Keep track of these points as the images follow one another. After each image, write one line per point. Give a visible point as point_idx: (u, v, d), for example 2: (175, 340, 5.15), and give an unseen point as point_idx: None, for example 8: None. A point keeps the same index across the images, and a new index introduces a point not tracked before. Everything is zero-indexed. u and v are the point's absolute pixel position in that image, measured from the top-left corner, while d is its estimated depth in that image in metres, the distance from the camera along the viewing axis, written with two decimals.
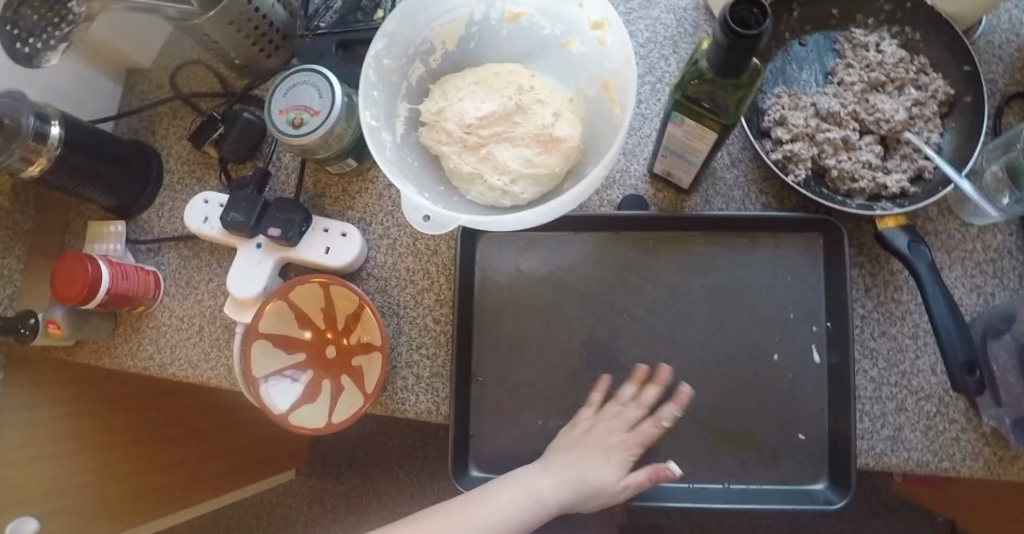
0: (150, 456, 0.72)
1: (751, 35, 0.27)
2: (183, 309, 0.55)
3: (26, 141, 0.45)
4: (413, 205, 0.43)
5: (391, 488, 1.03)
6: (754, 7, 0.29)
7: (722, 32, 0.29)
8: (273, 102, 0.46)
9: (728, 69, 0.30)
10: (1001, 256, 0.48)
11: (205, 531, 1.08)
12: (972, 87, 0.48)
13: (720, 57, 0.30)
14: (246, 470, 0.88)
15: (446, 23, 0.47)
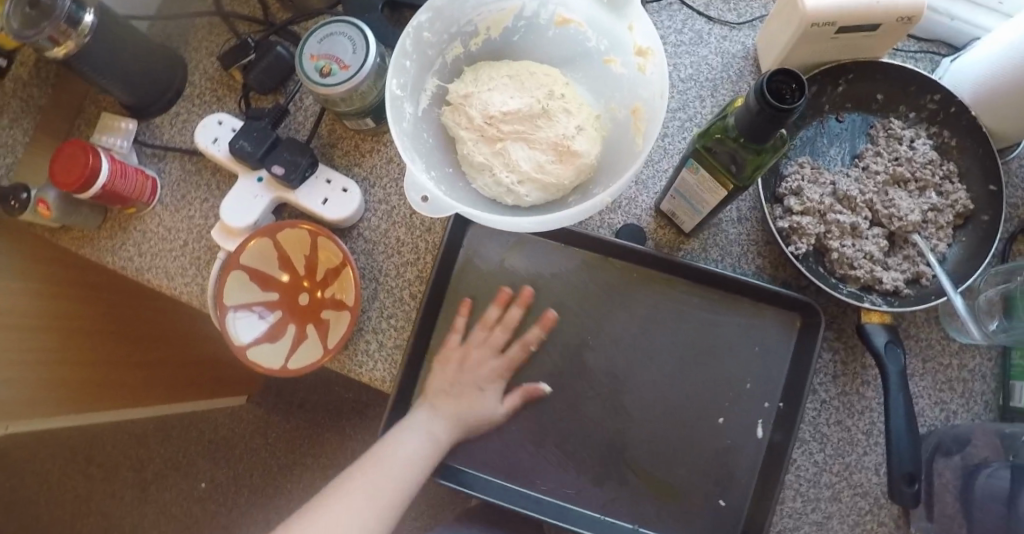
0: (112, 354, 0.73)
1: (785, 111, 0.27)
2: (172, 220, 0.55)
3: (57, 21, 0.44)
4: (415, 183, 0.42)
5: (333, 438, 1.04)
6: (791, 82, 0.29)
7: (756, 98, 0.29)
8: (307, 46, 0.46)
9: (752, 136, 0.30)
10: (973, 378, 0.48)
11: (148, 434, 1.09)
12: (992, 206, 0.47)
13: (747, 121, 0.30)
14: (200, 386, 0.90)
15: (495, 11, 0.46)
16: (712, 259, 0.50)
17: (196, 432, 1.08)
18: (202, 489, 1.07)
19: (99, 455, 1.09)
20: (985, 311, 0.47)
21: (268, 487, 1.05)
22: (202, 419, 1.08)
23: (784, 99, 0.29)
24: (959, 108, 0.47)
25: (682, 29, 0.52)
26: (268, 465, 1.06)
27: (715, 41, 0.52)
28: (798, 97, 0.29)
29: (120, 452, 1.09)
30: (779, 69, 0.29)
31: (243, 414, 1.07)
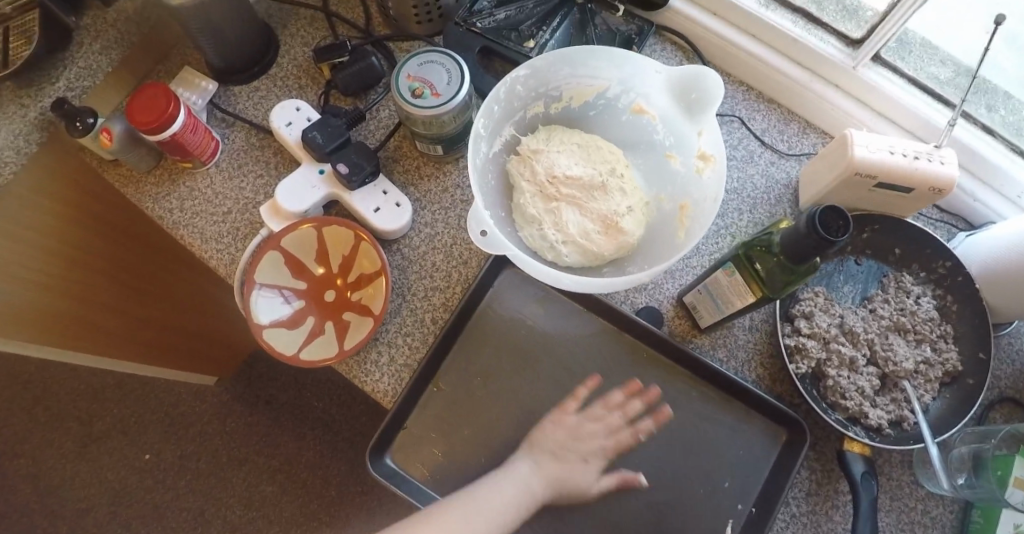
0: (104, 297, 0.72)
1: (824, 239, 0.31)
2: (222, 186, 0.57)
3: None
4: (478, 217, 0.44)
5: (291, 446, 1.02)
6: (840, 218, 0.33)
7: (805, 224, 0.32)
8: (406, 65, 0.49)
9: (792, 254, 0.34)
10: (934, 526, 0.51)
11: (102, 386, 1.05)
12: (977, 372, 0.51)
13: (792, 242, 0.34)
14: (170, 351, 0.88)
15: (582, 85, 0.51)
16: (717, 358, 0.53)
17: (153, 400, 1.05)
18: (145, 462, 1.02)
19: (46, 398, 1.05)
20: (956, 466, 0.51)
21: (212, 476, 1.01)
22: (162, 386, 1.05)
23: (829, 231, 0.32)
24: (965, 279, 0.52)
25: (737, 145, 0.58)
26: (218, 450, 1.03)
27: (763, 164, 0.57)
28: (844, 231, 0.32)
29: (70, 401, 1.05)
30: (831, 206, 0.33)
31: (208, 396, 1.05)
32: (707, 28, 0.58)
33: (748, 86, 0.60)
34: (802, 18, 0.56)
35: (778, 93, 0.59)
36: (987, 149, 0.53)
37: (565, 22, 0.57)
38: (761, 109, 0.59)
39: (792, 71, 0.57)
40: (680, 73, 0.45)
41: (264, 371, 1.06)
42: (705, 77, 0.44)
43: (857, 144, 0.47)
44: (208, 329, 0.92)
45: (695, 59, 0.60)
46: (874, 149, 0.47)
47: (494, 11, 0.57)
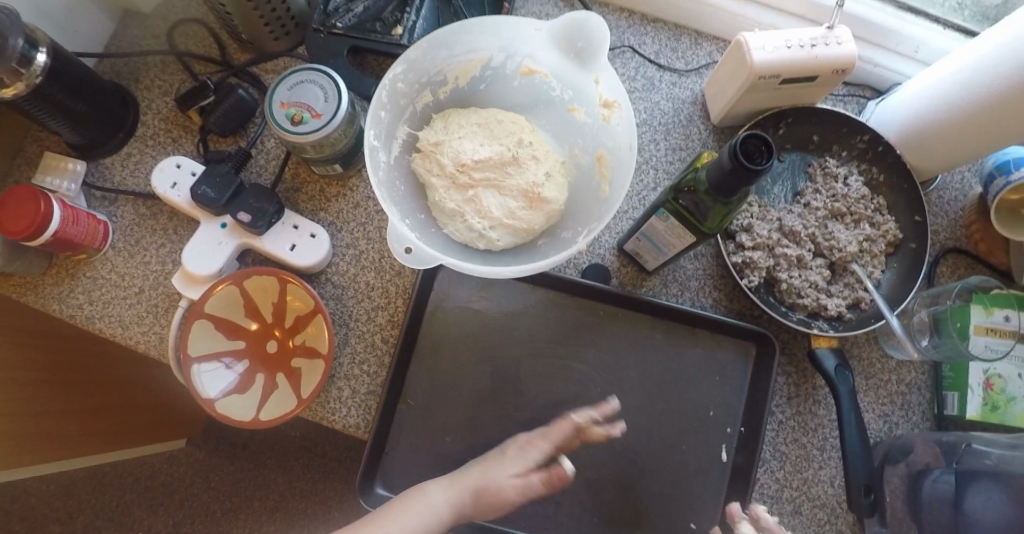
0: (49, 406, 0.67)
1: (747, 167, 0.32)
2: (126, 265, 0.53)
3: (11, 62, 0.43)
4: (397, 234, 0.42)
5: (277, 478, 1.01)
6: (760, 145, 0.34)
7: (728, 157, 0.33)
8: (277, 92, 0.46)
9: (722, 188, 0.35)
10: (910, 391, 0.53)
11: (75, 483, 1.01)
12: (917, 236, 0.53)
13: (718, 176, 0.34)
14: (133, 430, 0.85)
15: (464, 60, 0.48)
16: (672, 295, 0.53)
17: (128, 477, 1.01)
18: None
19: (19, 510, 1.00)
20: (918, 330, 0.53)
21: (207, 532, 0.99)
22: (136, 463, 1.02)
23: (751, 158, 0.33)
24: (886, 148, 0.53)
25: (634, 76, 0.55)
26: (208, 508, 1.00)
27: (665, 88, 0.55)
28: (766, 158, 0.33)
29: (44, 503, 1.00)
30: (747, 133, 0.34)
31: (181, 457, 1.01)
32: None
33: (628, 11, 0.57)
34: None
35: (660, 10, 0.56)
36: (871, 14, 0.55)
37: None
38: (649, 31, 0.56)
39: None
40: (562, 25, 0.43)
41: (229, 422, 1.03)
42: (589, 21, 0.41)
43: (753, 47, 0.46)
44: (156, 397, 0.89)
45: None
46: (772, 48, 0.47)
47: (350, 5, 0.53)
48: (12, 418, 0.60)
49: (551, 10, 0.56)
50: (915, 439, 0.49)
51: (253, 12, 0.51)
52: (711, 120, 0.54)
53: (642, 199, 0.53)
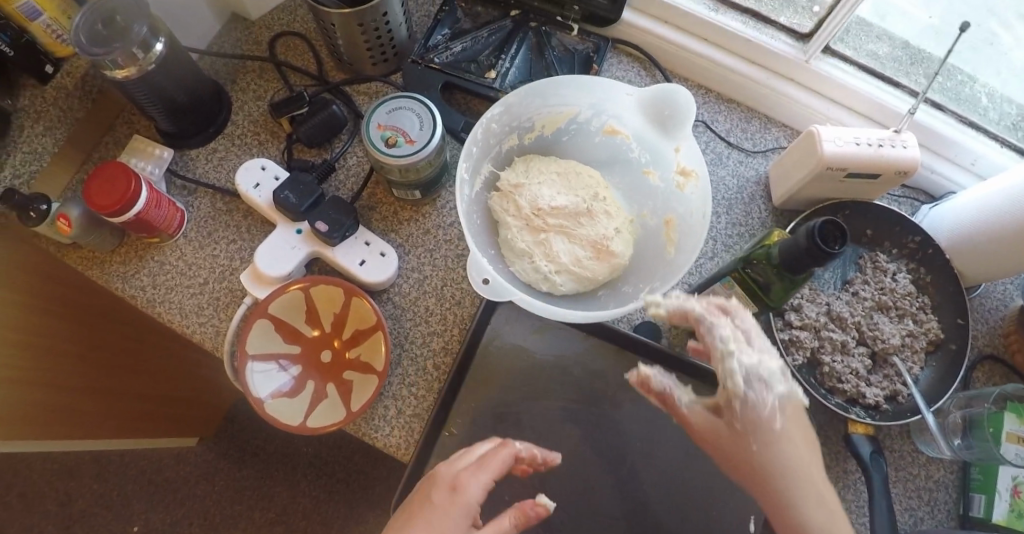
0: (70, 381, 0.67)
1: (821, 249, 0.34)
2: (195, 255, 0.55)
3: (131, 46, 0.47)
4: (479, 266, 0.43)
5: (282, 491, 1.00)
6: (838, 230, 0.36)
7: (805, 237, 0.35)
8: (375, 114, 0.49)
9: (793, 264, 0.37)
10: (938, 487, 0.53)
11: (77, 464, 1.00)
12: (958, 338, 0.54)
13: (792, 252, 0.37)
14: (145, 421, 0.84)
15: (554, 112, 0.50)
16: None
17: (135, 468, 1.01)
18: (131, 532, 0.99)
19: (18, 483, 0.99)
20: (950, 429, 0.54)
21: None
22: (142, 454, 1.01)
23: (827, 241, 0.35)
24: (935, 251, 0.56)
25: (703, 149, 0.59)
26: (207, 512, 1.00)
27: (732, 165, 0.59)
28: (842, 246, 0.35)
29: (44, 483, 1.00)
30: (827, 218, 0.36)
31: (188, 456, 1.01)
32: (663, 37, 0.58)
33: (704, 88, 0.61)
34: (751, 18, 0.58)
35: (734, 92, 0.60)
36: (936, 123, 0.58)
37: (523, 48, 0.57)
38: (723, 109, 0.60)
39: (749, 70, 0.58)
40: (652, 93, 0.46)
41: (245, 425, 1.03)
42: (677, 94, 0.45)
43: (825, 139, 0.49)
44: (180, 392, 0.90)
45: (650, 66, 0.60)
46: (844, 141, 0.49)
47: (450, 44, 0.57)
48: (33, 387, 0.60)
49: (633, 77, 0.60)
50: None
51: (360, 36, 0.54)
52: (772, 201, 0.57)
53: (699, 266, 0.55)
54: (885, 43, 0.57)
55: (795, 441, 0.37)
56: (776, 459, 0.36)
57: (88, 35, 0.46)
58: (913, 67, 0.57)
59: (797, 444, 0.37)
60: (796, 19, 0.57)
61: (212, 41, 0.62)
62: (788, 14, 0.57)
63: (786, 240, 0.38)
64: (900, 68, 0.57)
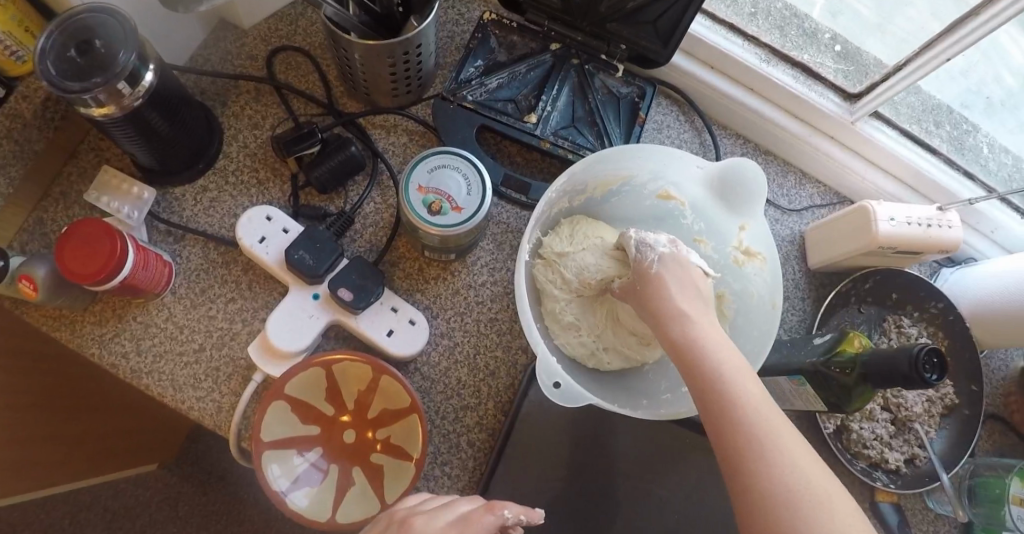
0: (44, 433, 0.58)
1: (922, 379, 0.35)
2: (186, 317, 0.48)
3: (116, 79, 0.37)
4: (547, 368, 0.40)
5: (257, 517, 0.95)
6: (937, 358, 0.36)
7: (906, 361, 0.36)
8: (413, 174, 0.43)
9: (883, 379, 0.38)
10: None
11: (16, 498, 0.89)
12: (971, 403, 0.57)
13: (886, 370, 0.37)
14: (105, 459, 0.75)
15: (609, 175, 0.47)
16: None
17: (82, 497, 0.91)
18: None
19: None
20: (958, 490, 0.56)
21: None
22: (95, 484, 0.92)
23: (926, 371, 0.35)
24: (956, 317, 0.57)
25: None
26: None
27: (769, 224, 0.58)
28: (940, 376, 0.35)
29: None
30: (930, 346, 0.36)
31: (151, 481, 0.94)
32: (709, 84, 0.56)
33: (745, 138, 0.60)
34: (801, 72, 0.56)
35: (776, 147, 0.59)
36: (961, 189, 0.57)
37: (565, 88, 0.52)
38: (760, 164, 0.59)
39: (794, 127, 0.57)
40: (722, 167, 0.43)
41: (213, 447, 0.97)
42: (744, 168, 0.42)
43: (881, 218, 0.50)
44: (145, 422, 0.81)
45: (690, 110, 0.58)
46: (893, 220, 0.50)
47: (485, 79, 0.51)
48: None
49: (671, 121, 0.58)
50: None
51: (386, 67, 0.47)
52: (806, 263, 0.58)
53: None
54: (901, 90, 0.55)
55: (680, 282, 0.34)
56: (653, 297, 0.34)
57: (57, 63, 0.37)
58: (925, 115, 0.57)
59: (686, 286, 0.34)
60: (819, 58, 0.57)
61: (197, 53, 0.52)
62: (811, 52, 0.57)
63: (878, 353, 0.39)
64: (912, 116, 0.57)
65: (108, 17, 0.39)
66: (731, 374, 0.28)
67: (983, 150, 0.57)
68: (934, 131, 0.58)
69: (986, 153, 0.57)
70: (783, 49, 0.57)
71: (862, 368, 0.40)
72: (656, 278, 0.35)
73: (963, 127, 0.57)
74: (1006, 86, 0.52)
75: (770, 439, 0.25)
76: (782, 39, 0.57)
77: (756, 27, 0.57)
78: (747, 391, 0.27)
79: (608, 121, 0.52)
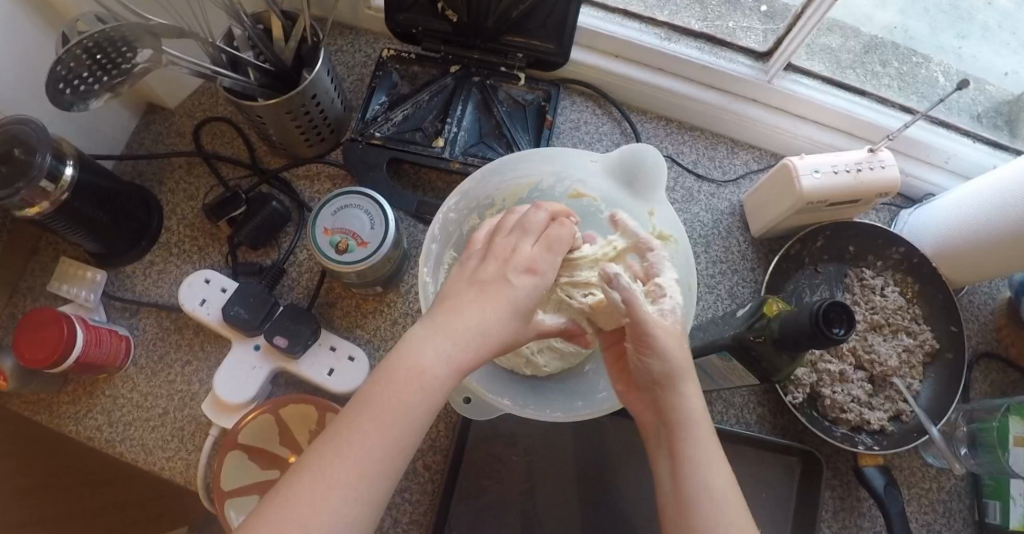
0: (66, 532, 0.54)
1: (827, 335, 0.30)
2: (149, 384, 0.50)
3: (37, 181, 0.40)
4: (459, 383, 0.46)
5: None
6: (845, 313, 0.32)
7: (808, 318, 0.32)
8: (320, 217, 0.45)
9: (791, 343, 0.33)
10: (950, 498, 0.53)
11: None
12: (954, 346, 0.54)
13: (792, 331, 0.33)
14: None
15: (512, 183, 0.47)
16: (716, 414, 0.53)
17: None
18: None
19: None
20: (956, 440, 0.53)
21: None
22: None
23: (831, 324, 0.31)
24: (921, 260, 0.55)
25: (674, 186, 0.59)
26: None
27: (704, 200, 0.58)
28: (848, 333, 0.31)
29: None
30: (832, 298, 0.32)
31: None
32: (619, 74, 0.58)
33: (668, 118, 0.61)
34: (706, 43, 0.57)
35: (699, 120, 0.60)
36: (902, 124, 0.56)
37: (469, 106, 0.54)
38: (687, 140, 0.60)
39: (708, 96, 0.58)
40: (621, 154, 0.43)
41: None
42: (645, 152, 0.42)
43: (803, 173, 0.48)
44: None
45: (606, 103, 0.60)
46: (819, 173, 0.48)
47: (390, 114, 0.54)
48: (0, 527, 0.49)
49: (589, 116, 0.59)
50: None
51: (291, 123, 0.49)
52: (750, 232, 0.57)
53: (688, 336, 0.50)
54: (836, 35, 0.55)
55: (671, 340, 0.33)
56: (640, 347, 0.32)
57: None
58: (868, 57, 0.56)
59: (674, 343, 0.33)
60: (746, 22, 0.56)
61: (131, 139, 0.57)
62: (736, 17, 0.56)
63: (787, 313, 0.35)
64: (855, 61, 0.57)
65: (23, 127, 0.41)
66: (708, 466, 0.30)
67: (938, 79, 0.56)
68: (883, 71, 0.57)
69: (942, 83, 0.56)
70: (689, 25, 0.57)
71: (776, 334, 0.35)
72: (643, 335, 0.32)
73: (913, 60, 0.56)
74: (1002, 8, 0.51)
75: (713, 514, 0.28)
76: (703, 12, 0.57)
77: (671, 7, 0.57)
78: (703, 454, 0.30)
79: (517, 131, 0.54)
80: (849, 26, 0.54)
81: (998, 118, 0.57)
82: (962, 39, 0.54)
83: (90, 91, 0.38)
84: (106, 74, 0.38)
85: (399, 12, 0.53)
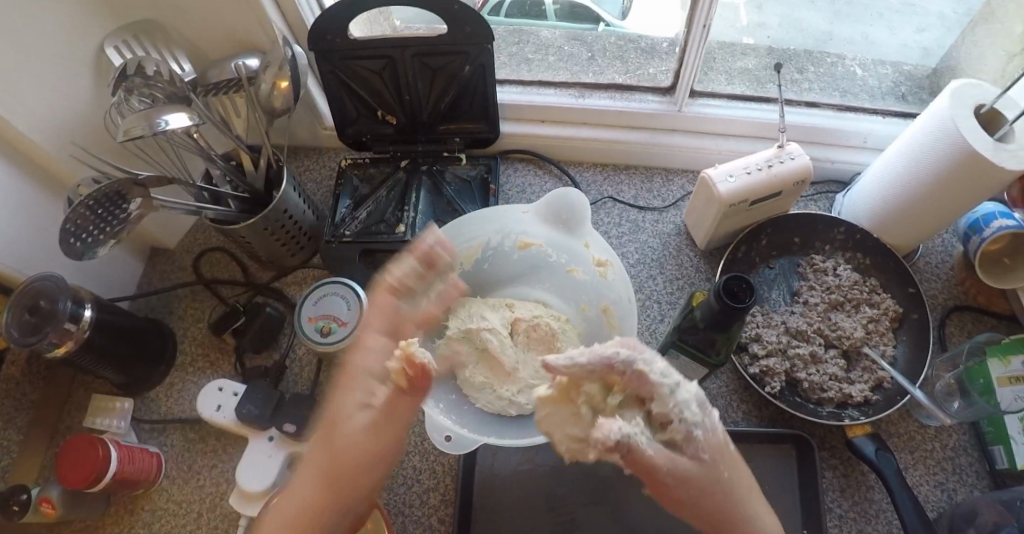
0: None
1: (731, 306, 0.34)
2: (181, 494, 0.55)
3: (61, 324, 0.47)
4: (436, 425, 0.47)
5: None
6: (743, 282, 0.36)
7: (715, 298, 0.36)
8: (304, 309, 0.51)
9: (713, 324, 0.37)
10: (957, 453, 0.54)
11: None
12: (916, 306, 0.57)
13: (710, 315, 0.37)
14: None
15: (466, 247, 0.53)
16: None
17: None
18: None
19: None
20: (945, 395, 0.55)
21: None
22: None
23: (735, 296, 0.36)
24: (863, 234, 0.59)
25: (620, 221, 0.64)
26: None
27: (650, 226, 0.64)
28: (749, 297, 0.35)
29: None
30: (729, 274, 0.36)
31: None
32: (550, 134, 0.66)
33: (604, 162, 0.68)
34: (616, 91, 0.65)
35: (630, 159, 0.67)
36: (818, 119, 0.63)
37: (421, 193, 0.62)
38: (624, 178, 0.67)
39: (631, 136, 0.65)
40: (549, 201, 0.49)
41: None
42: (570, 196, 0.48)
43: (718, 180, 0.54)
44: None
45: (543, 163, 0.67)
46: (734, 177, 0.54)
47: (355, 213, 0.62)
48: None
49: (532, 178, 0.67)
50: (975, 502, 0.48)
51: (272, 238, 0.57)
52: (697, 245, 0.62)
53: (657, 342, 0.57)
54: (751, 57, 0.64)
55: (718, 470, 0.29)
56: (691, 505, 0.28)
57: (18, 328, 0.47)
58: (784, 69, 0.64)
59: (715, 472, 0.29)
60: (662, 65, 0.64)
61: (142, 279, 0.65)
62: (655, 64, 0.64)
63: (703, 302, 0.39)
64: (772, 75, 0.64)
65: (47, 281, 0.49)
66: None
67: (857, 71, 0.65)
68: (801, 77, 0.64)
69: (862, 73, 0.65)
70: (616, 79, 0.65)
71: (702, 322, 0.39)
72: (695, 498, 0.28)
73: (829, 61, 0.65)
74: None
75: None
76: (626, 66, 0.65)
77: (596, 68, 0.66)
78: None
79: (466, 203, 0.61)
80: (756, 45, 0.63)
81: (922, 93, 0.65)
82: (920, 32, 0.63)
83: (97, 241, 0.45)
84: (108, 224, 0.46)
85: (348, 127, 0.62)
